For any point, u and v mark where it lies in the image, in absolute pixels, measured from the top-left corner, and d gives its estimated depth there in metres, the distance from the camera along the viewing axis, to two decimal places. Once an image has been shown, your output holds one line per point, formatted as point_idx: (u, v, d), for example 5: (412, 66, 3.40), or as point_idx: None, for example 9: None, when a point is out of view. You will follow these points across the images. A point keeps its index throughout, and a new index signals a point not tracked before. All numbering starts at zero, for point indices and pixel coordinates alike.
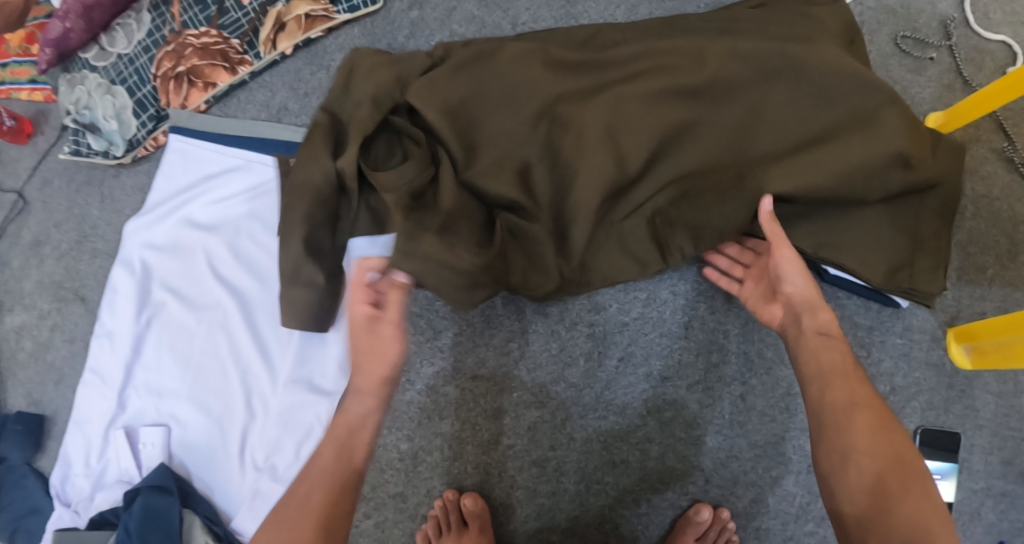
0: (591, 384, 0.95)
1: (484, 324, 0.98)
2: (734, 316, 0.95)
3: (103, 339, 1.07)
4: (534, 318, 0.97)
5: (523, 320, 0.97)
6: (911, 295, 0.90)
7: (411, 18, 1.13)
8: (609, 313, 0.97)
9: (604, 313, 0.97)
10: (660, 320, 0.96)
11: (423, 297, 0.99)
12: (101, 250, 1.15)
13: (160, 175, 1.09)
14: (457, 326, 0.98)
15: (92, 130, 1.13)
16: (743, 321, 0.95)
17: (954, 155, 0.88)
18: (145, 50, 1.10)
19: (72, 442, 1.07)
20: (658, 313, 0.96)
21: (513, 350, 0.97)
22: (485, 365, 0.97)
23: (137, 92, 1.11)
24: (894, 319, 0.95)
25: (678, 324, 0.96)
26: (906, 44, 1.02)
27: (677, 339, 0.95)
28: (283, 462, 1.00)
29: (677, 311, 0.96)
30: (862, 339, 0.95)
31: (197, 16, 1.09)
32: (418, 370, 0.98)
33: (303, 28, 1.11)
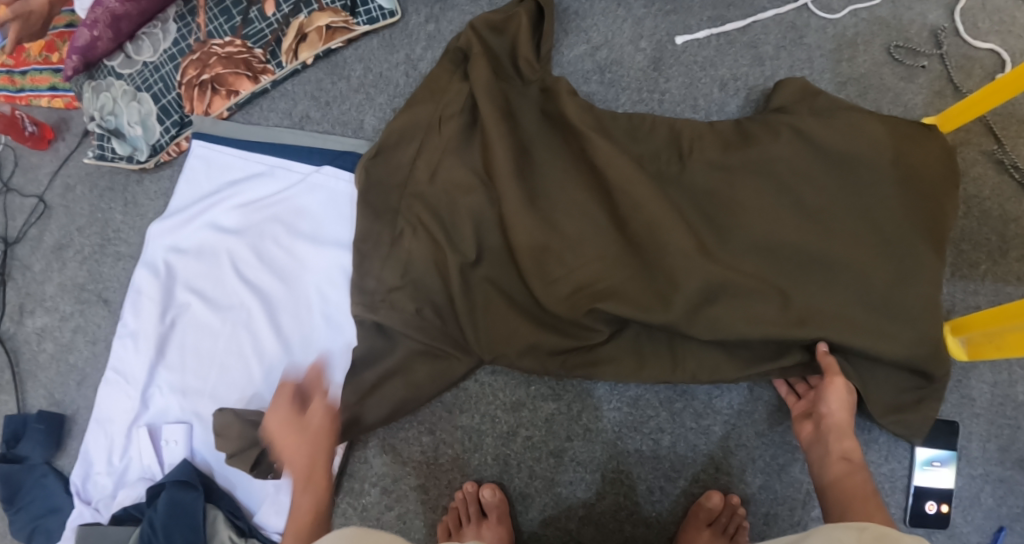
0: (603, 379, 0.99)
1: None
2: None
3: (126, 339, 1.10)
4: None
5: None
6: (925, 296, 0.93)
7: (428, 30, 1.18)
8: None
9: None
10: None
11: None
12: (124, 253, 1.18)
13: (184, 181, 1.14)
14: None
15: (117, 136, 1.16)
16: None
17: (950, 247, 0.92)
18: (170, 59, 1.14)
19: (94, 439, 1.10)
20: None
21: None
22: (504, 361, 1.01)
23: (162, 99, 1.15)
24: None
25: None
26: (898, 53, 1.09)
27: None
28: None
29: None
30: None
31: (222, 27, 1.14)
32: None
33: (324, 39, 1.15)
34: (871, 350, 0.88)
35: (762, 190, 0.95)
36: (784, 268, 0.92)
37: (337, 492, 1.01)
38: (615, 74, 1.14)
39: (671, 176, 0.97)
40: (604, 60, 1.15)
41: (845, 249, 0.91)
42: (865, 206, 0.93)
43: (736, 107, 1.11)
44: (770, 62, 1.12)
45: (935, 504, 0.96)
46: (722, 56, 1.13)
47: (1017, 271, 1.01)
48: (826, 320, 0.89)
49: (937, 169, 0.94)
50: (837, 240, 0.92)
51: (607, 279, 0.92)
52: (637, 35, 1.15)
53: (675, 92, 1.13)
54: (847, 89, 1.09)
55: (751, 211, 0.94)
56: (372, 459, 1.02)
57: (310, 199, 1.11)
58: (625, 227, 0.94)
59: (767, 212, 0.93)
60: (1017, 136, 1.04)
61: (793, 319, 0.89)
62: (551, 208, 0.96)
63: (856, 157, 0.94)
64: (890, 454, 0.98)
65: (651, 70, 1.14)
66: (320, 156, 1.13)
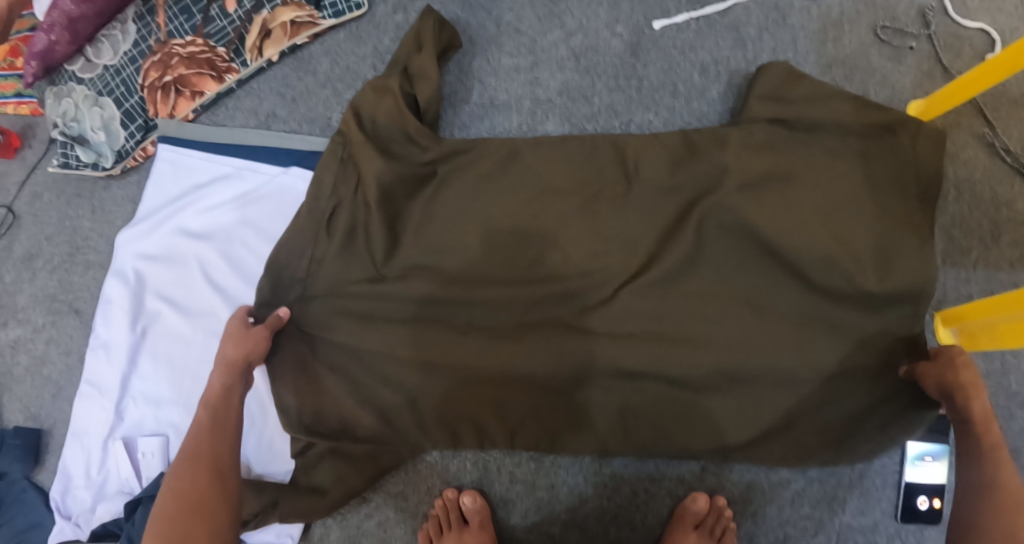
0: None
1: None
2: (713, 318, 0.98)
3: (98, 350, 1.08)
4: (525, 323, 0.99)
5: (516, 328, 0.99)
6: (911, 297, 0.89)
7: (396, 22, 1.14)
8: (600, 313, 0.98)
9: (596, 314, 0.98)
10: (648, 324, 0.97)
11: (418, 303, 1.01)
12: (94, 261, 1.15)
13: (152, 186, 1.11)
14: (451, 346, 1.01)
15: (81, 142, 1.13)
16: None
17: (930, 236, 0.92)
18: (131, 61, 1.10)
19: (72, 452, 1.08)
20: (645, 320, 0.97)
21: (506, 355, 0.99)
22: None
23: (125, 102, 1.11)
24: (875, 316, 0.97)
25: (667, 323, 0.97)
26: (886, 34, 1.05)
27: None
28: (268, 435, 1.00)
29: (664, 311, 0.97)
30: None
31: (183, 26, 1.10)
32: None
33: (289, 34, 1.12)
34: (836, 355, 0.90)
35: (733, 196, 0.94)
36: (746, 275, 0.93)
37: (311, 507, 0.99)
38: (591, 61, 1.10)
39: (642, 183, 0.97)
40: (579, 47, 1.11)
41: (812, 250, 0.90)
42: (831, 206, 0.92)
43: (718, 92, 1.07)
44: (753, 45, 1.07)
45: (926, 499, 0.93)
46: (702, 40, 1.09)
47: (1009, 257, 0.98)
48: (788, 329, 0.90)
49: (912, 164, 0.93)
50: (806, 242, 0.90)
51: (574, 300, 0.94)
52: (613, 20, 1.11)
53: (654, 78, 1.08)
54: (833, 71, 1.05)
55: (725, 217, 0.93)
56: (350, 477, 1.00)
57: (276, 201, 1.08)
58: (593, 241, 0.95)
59: (733, 220, 0.93)
60: (1008, 117, 1.00)
61: (755, 332, 0.90)
62: (517, 220, 0.97)
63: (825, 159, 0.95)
64: (879, 448, 0.95)
65: (629, 56, 1.09)
66: (288, 156, 1.10)
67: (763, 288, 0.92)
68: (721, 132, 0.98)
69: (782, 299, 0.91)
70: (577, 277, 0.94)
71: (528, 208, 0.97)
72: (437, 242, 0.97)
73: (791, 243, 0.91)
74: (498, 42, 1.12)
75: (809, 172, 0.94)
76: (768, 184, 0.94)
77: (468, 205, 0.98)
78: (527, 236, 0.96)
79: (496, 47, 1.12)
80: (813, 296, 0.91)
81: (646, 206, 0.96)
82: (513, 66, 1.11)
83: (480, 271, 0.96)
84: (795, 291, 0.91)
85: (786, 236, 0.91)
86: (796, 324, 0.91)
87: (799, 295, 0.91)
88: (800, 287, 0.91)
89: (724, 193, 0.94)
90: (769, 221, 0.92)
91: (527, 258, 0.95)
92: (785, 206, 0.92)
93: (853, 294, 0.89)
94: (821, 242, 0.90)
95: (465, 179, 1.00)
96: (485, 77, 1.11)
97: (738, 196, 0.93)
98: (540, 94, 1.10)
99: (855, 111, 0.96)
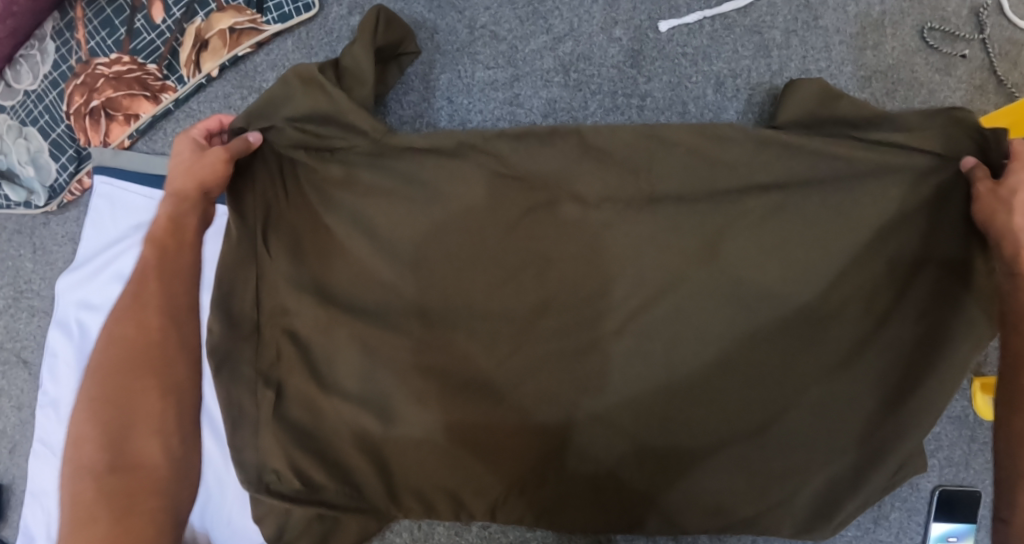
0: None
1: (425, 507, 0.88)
2: None
3: (47, 408, 1.00)
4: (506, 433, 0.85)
5: None
6: (964, 362, 0.77)
7: (352, 25, 0.99)
8: None
9: None
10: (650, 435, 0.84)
11: None
12: (38, 307, 1.06)
13: (89, 225, 1.00)
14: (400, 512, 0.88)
15: (9, 178, 1.01)
16: None
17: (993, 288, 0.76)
18: (53, 85, 0.97)
19: (32, 513, 1.03)
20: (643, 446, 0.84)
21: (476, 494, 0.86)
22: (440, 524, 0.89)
23: (51, 133, 0.98)
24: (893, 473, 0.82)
25: None
26: (934, 39, 0.88)
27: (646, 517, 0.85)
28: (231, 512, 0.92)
29: None
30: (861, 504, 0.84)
31: (105, 42, 0.95)
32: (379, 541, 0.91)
33: (229, 45, 0.97)
34: (863, 431, 0.80)
35: (752, 245, 0.79)
36: (758, 343, 0.79)
37: None
38: (581, 73, 0.94)
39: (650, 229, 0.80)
40: (568, 56, 0.94)
41: (837, 307, 0.79)
42: (860, 260, 0.78)
43: (735, 111, 0.91)
44: (778, 52, 0.91)
45: None
46: (717, 46, 0.92)
47: None
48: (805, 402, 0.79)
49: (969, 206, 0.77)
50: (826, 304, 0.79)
51: (557, 369, 0.82)
52: (610, 21, 0.94)
53: (658, 94, 0.93)
54: (872, 85, 0.88)
55: (741, 270, 0.79)
56: None
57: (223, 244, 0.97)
58: (583, 302, 0.81)
59: (751, 276, 0.79)
60: None
61: (763, 407, 0.80)
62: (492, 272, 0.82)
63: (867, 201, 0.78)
64: (901, 530, 0.85)
65: (627, 67, 0.93)
66: None
67: (774, 359, 0.79)
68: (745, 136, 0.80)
69: (802, 366, 0.79)
70: (567, 339, 0.82)
71: (513, 256, 0.82)
72: (407, 295, 0.82)
73: (816, 298, 0.79)
74: (472, 51, 0.96)
75: (848, 210, 0.78)
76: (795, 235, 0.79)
77: (439, 258, 0.82)
78: (510, 291, 0.82)
79: (468, 57, 0.96)
80: (835, 363, 0.79)
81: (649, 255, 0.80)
82: (489, 80, 0.95)
83: (454, 329, 0.82)
84: (812, 361, 0.79)
85: (800, 302, 0.79)
86: (818, 394, 0.79)
87: (821, 368, 0.79)
88: (823, 357, 0.79)
89: (743, 246, 0.79)
90: (785, 279, 0.79)
91: (509, 320, 0.82)
92: (812, 260, 0.78)
93: (881, 356, 0.79)
94: (843, 301, 0.79)
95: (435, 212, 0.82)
96: (455, 94, 0.96)
97: (753, 247, 0.79)
98: (521, 115, 0.95)
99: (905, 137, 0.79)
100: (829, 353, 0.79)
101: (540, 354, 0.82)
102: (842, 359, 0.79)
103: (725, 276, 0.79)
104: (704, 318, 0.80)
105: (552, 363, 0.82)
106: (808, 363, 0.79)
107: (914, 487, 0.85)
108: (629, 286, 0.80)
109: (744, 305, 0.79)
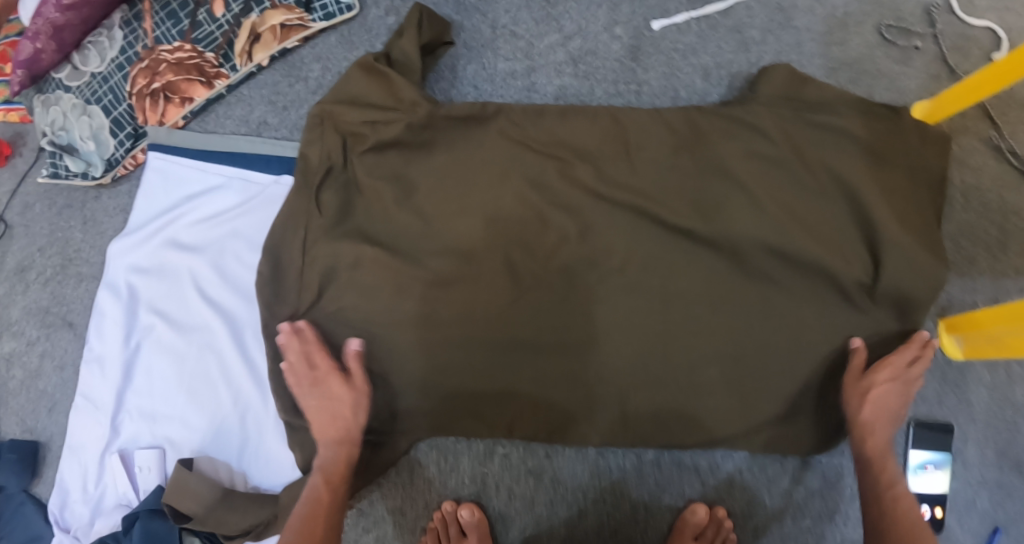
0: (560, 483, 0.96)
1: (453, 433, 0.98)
2: None
3: (93, 364, 1.07)
4: None
5: None
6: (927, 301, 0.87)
7: (388, 25, 1.12)
8: None
9: None
10: None
11: None
12: (86, 274, 1.15)
13: (141, 197, 1.09)
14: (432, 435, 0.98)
15: (70, 151, 1.11)
16: None
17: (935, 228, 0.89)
18: (119, 68, 1.08)
19: (68, 468, 1.07)
20: None
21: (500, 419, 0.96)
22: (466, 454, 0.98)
23: (113, 110, 1.08)
24: None
25: None
26: (890, 34, 1.02)
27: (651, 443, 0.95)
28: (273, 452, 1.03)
29: None
30: None
31: (169, 31, 1.07)
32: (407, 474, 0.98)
33: (279, 38, 1.09)
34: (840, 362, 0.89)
35: (739, 199, 0.90)
36: (747, 283, 0.89)
37: None
38: (588, 65, 1.07)
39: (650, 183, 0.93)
40: (577, 51, 1.08)
41: (818, 251, 0.88)
42: (835, 213, 0.89)
43: (719, 96, 1.05)
44: (756, 48, 1.05)
45: (929, 509, 0.93)
46: (704, 42, 1.06)
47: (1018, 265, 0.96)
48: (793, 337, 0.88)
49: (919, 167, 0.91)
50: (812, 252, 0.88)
51: (568, 308, 0.92)
52: (611, 22, 1.08)
53: (654, 82, 1.06)
54: (839, 75, 1.02)
55: (731, 224, 0.90)
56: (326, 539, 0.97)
57: (266, 210, 1.07)
58: (591, 247, 0.92)
59: (744, 231, 0.89)
60: (1016, 121, 0.98)
61: (753, 346, 0.89)
62: (508, 222, 0.93)
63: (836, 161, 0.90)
64: None
65: (627, 60, 1.07)
66: (279, 164, 1.09)
67: (761, 300, 0.89)
68: (730, 113, 0.94)
69: (789, 301, 0.89)
70: (577, 282, 0.92)
71: (529, 207, 0.93)
72: (438, 239, 0.94)
73: (809, 241, 0.88)
74: (494, 46, 1.09)
75: (822, 168, 0.90)
76: (778, 188, 0.90)
77: (467, 208, 0.94)
78: (529, 233, 0.93)
79: (490, 51, 1.09)
80: (818, 302, 0.88)
81: (653, 206, 0.91)
82: (508, 70, 1.08)
83: (481, 266, 0.93)
84: (795, 305, 0.88)
85: (787, 250, 0.88)
86: (800, 329, 0.89)
87: (798, 305, 0.88)
88: (805, 298, 0.88)
89: (739, 200, 0.90)
90: (774, 228, 0.88)
91: (527, 265, 0.93)
92: (795, 214, 0.89)
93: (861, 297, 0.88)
94: (823, 248, 0.88)
95: (464, 172, 0.95)
96: (480, 82, 1.08)
97: (739, 198, 0.90)
98: (536, 99, 1.08)
99: (865, 124, 0.91)
100: (809, 291, 0.89)
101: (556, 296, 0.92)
102: (824, 295, 0.88)
103: (721, 224, 0.90)
104: (693, 261, 0.90)
105: (568, 304, 0.92)
106: (799, 306, 0.88)
107: None
108: (626, 236, 0.91)
109: (728, 250, 0.90)
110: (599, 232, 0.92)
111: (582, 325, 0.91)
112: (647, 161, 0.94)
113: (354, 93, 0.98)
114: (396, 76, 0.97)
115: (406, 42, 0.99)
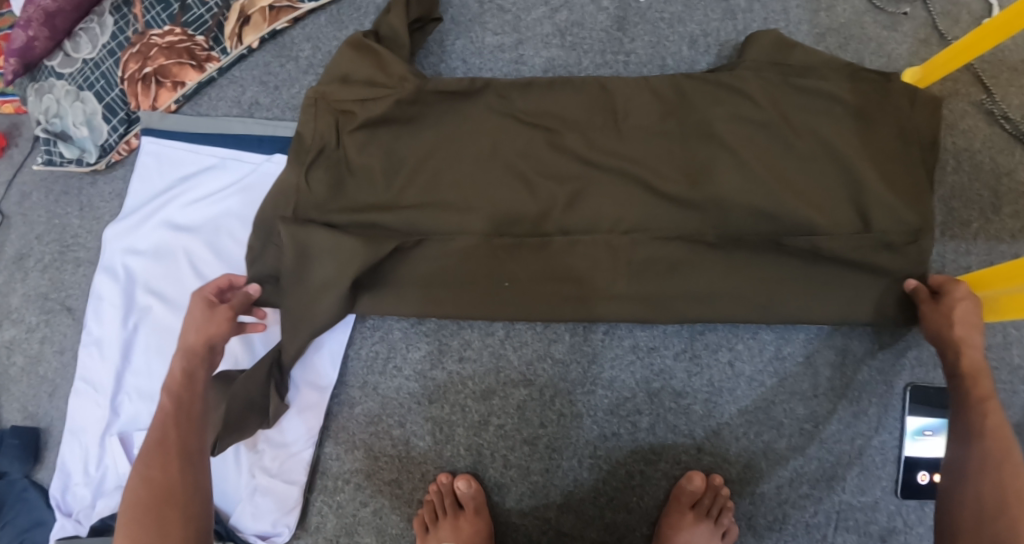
0: (559, 458, 0.96)
1: (448, 410, 0.98)
2: (723, 374, 0.95)
3: (91, 347, 1.08)
4: (522, 330, 0.98)
5: (539, 346, 0.98)
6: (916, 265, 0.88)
7: (377, 3, 1.12)
8: (610, 333, 0.97)
9: (591, 339, 0.97)
10: (670, 341, 0.96)
11: (420, 327, 0.99)
12: (84, 258, 1.16)
13: (136, 180, 1.09)
14: (428, 409, 0.98)
15: (63, 138, 1.11)
16: (729, 358, 0.96)
17: (923, 185, 0.89)
18: (110, 54, 1.08)
19: (70, 451, 1.07)
20: (660, 360, 0.96)
21: (497, 392, 0.97)
22: (461, 432, 0.98)
23: (106, 96, 1.09)
24: (855, 366, 0.94)
25: (684, 337, 0.96)
26: (880, 0, 1.02)
27: (644, 415, 0.96)
28: (274, 430, 0.97)
29: (684, 333, 0.96)
30: (832, 390, 0.94)
31: (159, 15, 1.08)
32: (408, 448, 0.98)
33: (268, 20, 1.10)
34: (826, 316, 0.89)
35: (719, 165, 0.91)
36: (736, 254, 0.90)
37: (307, 510, 0.99)
38: (575, 37, 1.07)
39: (639, 151, 0.93)
40: (563, 23, 1.08)
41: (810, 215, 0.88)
42: (822, 182, 0.90)
43: (707, 64, 1.05)
44: (743, 15, 1.05)
45: (927, 474, 0.93)
46: (690, 12, 1.06)
47: (1011, 228, 0.96)
48: (785, 301, 0.89)
49: (911, 133, 0.90)
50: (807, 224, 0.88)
51: (557, 278, 0.93)
52: None
53: (641, 52, 1.06)
54: (826, 41, 1.02)
55: (719, 185, 0.90)
56: (326, 513, 0.99)
57: (259, 189, 1.07)
58: (576, 217, 0.92)
59: (739, 200, 0.90)
60: (1008, 84, 0.98)
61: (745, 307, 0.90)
62: (495, 190, 0.94)
63: (823, 127, 0.91)
64: (880, 425, 0.94)
65: (614, 31, 1.07)
66: (270, 144, 1.09)
67: (748, 265, 0.90)
68: (715, 78, 0.94)
69: (775, 260, 0.90)
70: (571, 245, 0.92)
71: (520, 177, 0.94)
72: (426, 210, 0.94)
73: (799, 201, 0.89)
74: (481, 21, 1.09)
75: (809, 134, 0.91)
76: (765, 152, 0.91)
77: (458, 178, 0.95)
78: (519, 205, 0.93)
79: (478, 26, 1.09)
80: (812, 264, 0.89)
81: (646, 176, 0.92)
82: (496, 44, 1.08)
83: (472, 242, 0.93)
84: (783, 277, 0.90)
85: (774, 214, 0.89)
86: (789, 285, 0.90)
87: (779, 265, 0.90)
88: (794, 261, 0.90)
89: (734, 165, 0.91)
90: (759, 196, 0.89)
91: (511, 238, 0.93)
92: (774, 177, 0.90)
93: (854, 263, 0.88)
94: (810, 212, 0.88)
95: (456, 148, 0.95)
96: (468, 56, 1.08)
97: (726, 162, 0.91)
98: (524, 72, 1.08)
99: (852, 90, 0.91)
100: (798, 258, 0.89)
101: (546, 267, 0.93)
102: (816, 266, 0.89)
103: (711, 184, 0.91)
104: (680, 223, 0.91)
105: (563, 268, 0.93)
106: (788, 266, 0.90)
107: (888, 384, 0.94)
108: (614, 206, 0.92)
109: (708, 213, 0.91)
110: (584, 194, 0.93)
111: (561, 289, 0.93)
112: (635, 130, 0.94)
113: (345, 71, 0.96)
114: (385, 52, 0.95)
115: (393, 17, 0.98)
